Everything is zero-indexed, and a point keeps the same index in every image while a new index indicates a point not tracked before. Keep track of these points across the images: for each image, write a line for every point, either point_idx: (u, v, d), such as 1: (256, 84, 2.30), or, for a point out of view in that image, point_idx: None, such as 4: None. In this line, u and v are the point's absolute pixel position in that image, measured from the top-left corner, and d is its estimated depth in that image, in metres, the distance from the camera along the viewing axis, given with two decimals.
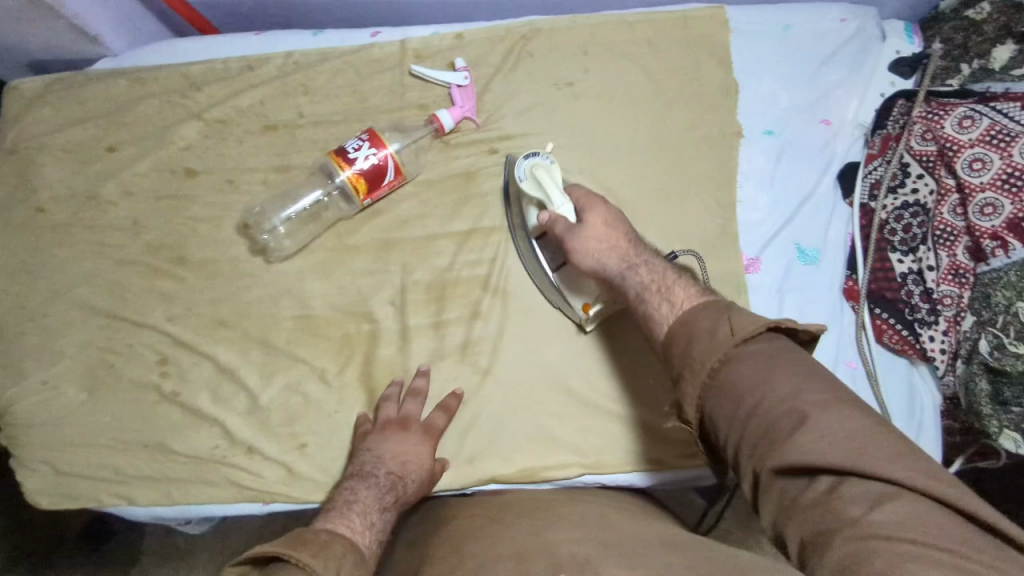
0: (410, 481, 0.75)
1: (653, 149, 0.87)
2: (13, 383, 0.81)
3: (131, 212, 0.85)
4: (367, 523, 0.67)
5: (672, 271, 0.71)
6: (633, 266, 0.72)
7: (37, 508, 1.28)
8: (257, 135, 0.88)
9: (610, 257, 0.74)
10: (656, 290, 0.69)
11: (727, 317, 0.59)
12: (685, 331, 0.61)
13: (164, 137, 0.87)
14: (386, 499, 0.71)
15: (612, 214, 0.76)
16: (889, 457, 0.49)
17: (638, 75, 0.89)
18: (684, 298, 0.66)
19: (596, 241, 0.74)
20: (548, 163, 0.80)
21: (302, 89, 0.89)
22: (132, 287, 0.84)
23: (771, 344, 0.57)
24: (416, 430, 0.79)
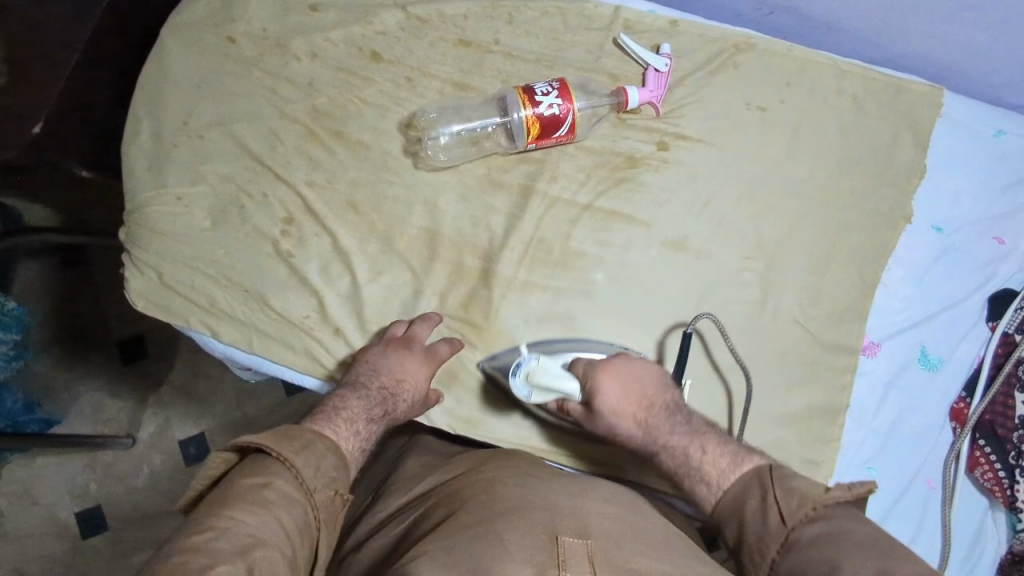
0: (403, 397, 0.76)
1: (815, 201, 0.85)
2: (152, 187, 0.85)
3: (310, 72, 0.87)
4: (353, 432, 0.71)
5: (705, 430, 0.70)
6: (656, 438, 0.71)
7: (92, 305, 1.33)
8: (449, 45, 0.88)
9: (631, 421, 0.73)
10: (689, 467, 0.68)
11: (775, 496, 0.60)
12: (736, 511, 0.63)
13: (366, 15, 0.88)
14: (374, 412, 0.73)
15: (626, 369, 0.75)
16: None
17: (831, 124, 0.86)
18: (724, 465, 0.66)
19: (610, 411, 0.73)
20: (534, 363, 0.77)
21: (507, 18, 0.89)
22: (286, 141, 0.86)
23: (827, 522, 0.57)
24: (417, 352, 0.79)
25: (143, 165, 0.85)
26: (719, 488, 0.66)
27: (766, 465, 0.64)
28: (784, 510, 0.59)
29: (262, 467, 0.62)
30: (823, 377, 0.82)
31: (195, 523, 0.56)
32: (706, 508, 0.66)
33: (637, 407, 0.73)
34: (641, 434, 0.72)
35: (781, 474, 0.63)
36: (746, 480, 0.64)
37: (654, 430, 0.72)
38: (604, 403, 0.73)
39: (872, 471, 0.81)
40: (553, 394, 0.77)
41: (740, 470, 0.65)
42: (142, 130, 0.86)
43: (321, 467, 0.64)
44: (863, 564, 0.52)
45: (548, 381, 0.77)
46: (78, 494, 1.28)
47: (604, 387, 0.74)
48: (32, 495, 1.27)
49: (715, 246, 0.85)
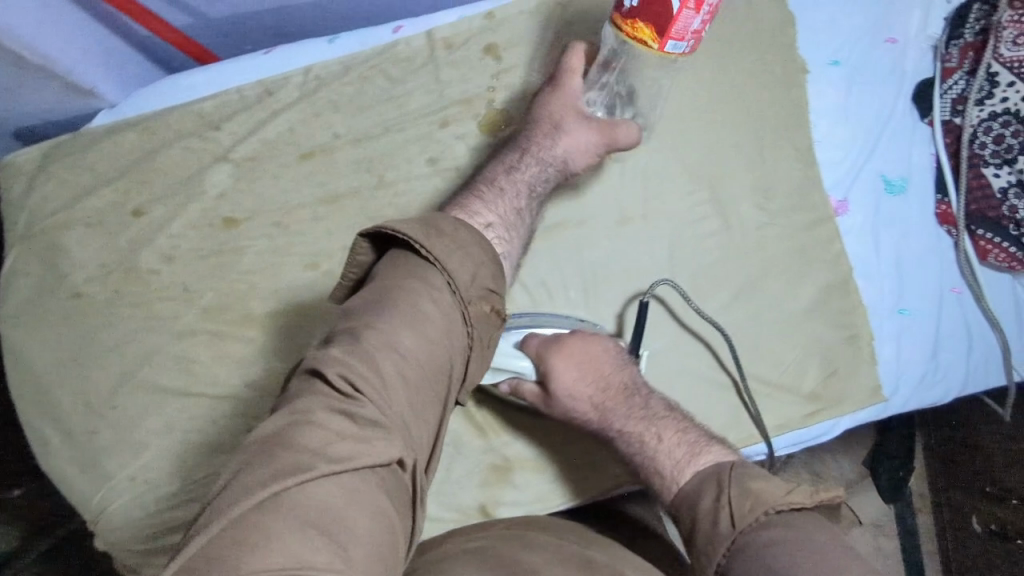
0: (571, 143, 0.75)
1: (716, 104, 0.82)
2: (99, 487, 0.74)
3: (177, 278, 0.78)
4: (514, 196, 0.73)
5: (660, 416, 0.70)
6: (612, 423, 0.70)
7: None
8: (294, 166, 0.79)
9: (587, 403, 0.71)
10: (645, 453, 0.68)
11: (729, 497, 0.60)
12: (690, 510, 0.63)
13: (195, 187, 0.78)
14: (514, 161, 0.75)
15: (582, 342, 0.72)
16: None
17: None
18: (677, 460, 0.67)
19: (567, 394, 0.70)
20: None
21: (331, 106, 0.80)
22: (200, 357, 0.77)
23: (774, 523, 0.56)
24: (569, 88, 0.76)
25: (75, 467, 0.75)
26: (676, 474, 0.66)
27: (725, 462, 0.64)
28: (734, 513, 0.58)
29: (409, 272, 0.59)
30: (818, 257, 0.81)
31: (345, 331, 0.55)
32: (665, 500, 0.67)
33: (593, 387, 0.70)
34: (596, 417, 0.71)
35: (740, 474, 0.62)
36: (705, 477, 0.64)
37: (609, 413, 0.70)
38: (560, 388, 0.70)
39: (905, 312, 0.81)
40: (505, 373, 0.72)
41: (695, 464, 0.66)
42: (49, 438, 0.75)
43: (477, 274, 0.61)
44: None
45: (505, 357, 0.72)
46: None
47: (559, 370, 0.70)
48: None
49: (658, 202, 0.81)
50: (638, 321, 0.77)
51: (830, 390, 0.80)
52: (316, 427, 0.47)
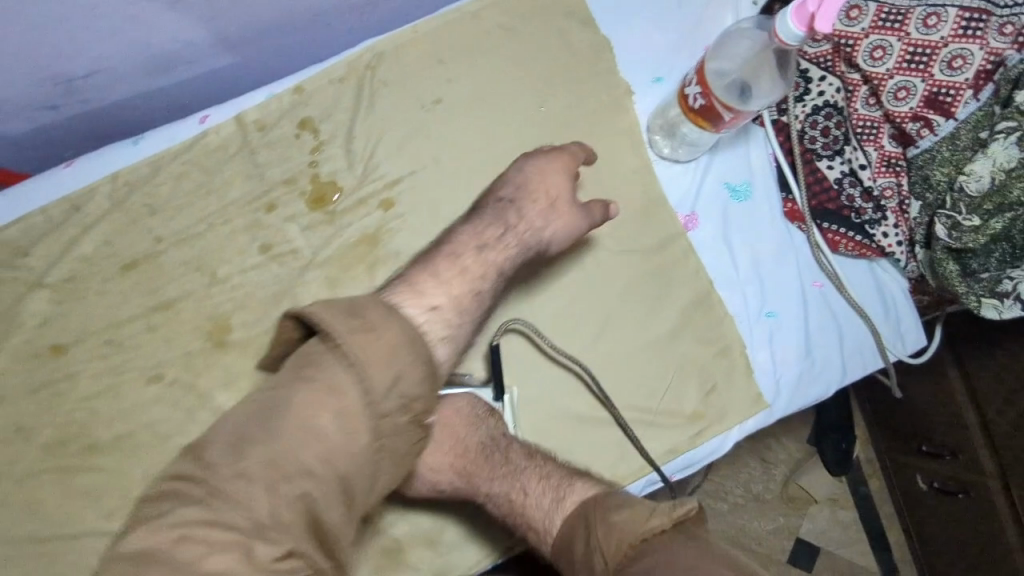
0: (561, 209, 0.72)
1: (546, 141, 0.80)
2: None
3: (10, 417, 0.73)
4: (458, 273, 0.64)
5: (529, 465, 0.68)
6: (480, 485, 0.68)
7: None
8: (118, 279, 0.75)
9: (451, 473, 0.68)
10: (515, 511, 0.66)
11: (597, 539, 0.58)
12: (567, 560, 0.62)
13: (14, 320, 0.74)
14: (498, 232, 0.68)
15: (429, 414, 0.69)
16: None
17: (503, 65, 0.81)
18: (548, 506, 0.65)
19: (427, 469, 0.68)
20: None
21: (147, 210, 0.76)
22: (49, 498, 0.72)
23: (645, 558, 0.54)
24: (540, 193, 0.71)
25: None
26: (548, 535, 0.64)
27: (593, 495, 0.62)
28: (606, 554, 0.57)
29: (326, 380, 0.53)
30: (674, 274, 0.79)
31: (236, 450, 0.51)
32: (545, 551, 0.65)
33: (451, 456, 0.68)
34: (465, 486, 0.68)
35: (603, 505, 0.60)
36: (573, 521, 0.62)
37: (473, 478, 0.68)
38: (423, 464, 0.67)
39: (772, 315, 0.80)
40: None
41: (560, 510, 0.64)
42: None
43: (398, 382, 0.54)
44: None
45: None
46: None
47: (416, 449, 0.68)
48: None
49: None
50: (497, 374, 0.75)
51: (711, 407, 0.78)
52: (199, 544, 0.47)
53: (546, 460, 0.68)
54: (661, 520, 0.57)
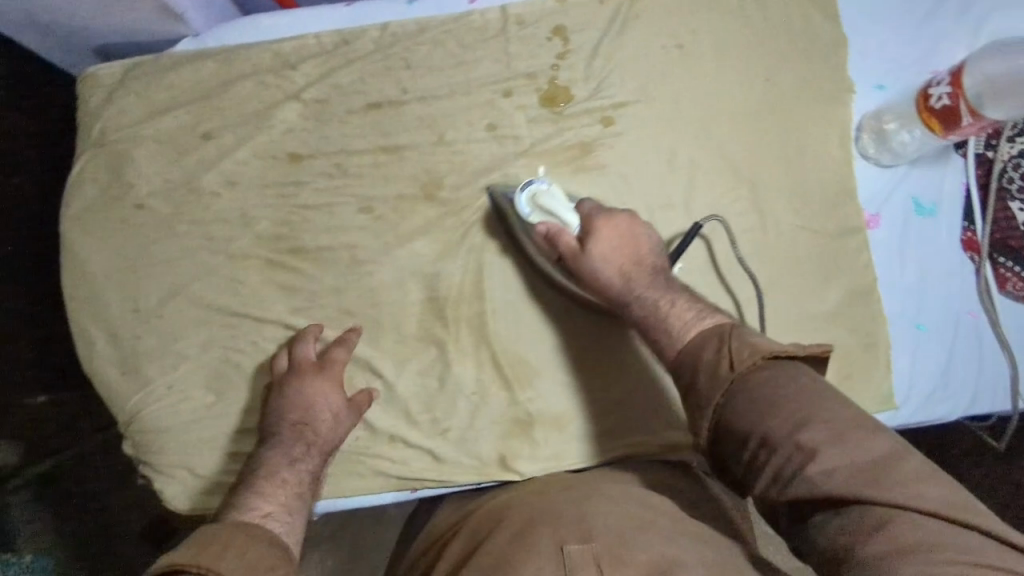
0: (320, 414, 0.76)
1: (763, 111, 0.86)
2: (137, 390, 0.80)
3: (237, 203, 0.81)
4: (280, 483, 0.70)
5: (677, 293, 0.72)
6: (636, 290, 0.73)
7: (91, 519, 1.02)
8: (361, 114, 0.83)
9: (615, 269, 0.75)
10: (657, 315, 0.70)
11: (730, 349, 0.60)
12: (691, 361, 0.63)
13: (264, 121, 0.81)
14: (296, 452, 0.73)
15: (621, 223, 0.76)
16: (912, 480, 0.50)
17: (744, 32, 0.87)
18: (686, 321, 0.67)
19: (600, 257, 0.75)
20: (547, 188, 0.78)
21: (403, 63, 0.84)
22: (251, 283, 0.81)
23: (769, 371, 0.58)
24: (310, 368, 0.77)
25: (115, 369, 0.80)
26: (677, 349, 0.66)
27: (727, 323, 0.64)
28: (734, 359, 0.59)
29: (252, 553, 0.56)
30: (844, 263, 0.84)
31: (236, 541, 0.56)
32: (665, 358, 0.67)
33: (625, 257, 0.75)
34: (620, 285, 0.74)
35: (742, 331, 0.62)
36: (705, 336, 0.64)
37: (632, 282, 0.74)
38: (595, 248, 0.75)
39: (922, 328, 0.85)
40: (552, 219, 0.78)
41: (700, 323, 0.67)
42: (96, 337, 0.80)
43: (264, 552, 0.57)
44: (811, 426, 0.53)
45: (556, 204, 0.78)
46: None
47: (600, 233, 0.75)
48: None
49: (700, 195, 0.85)
50: (683, 239, 0.81)
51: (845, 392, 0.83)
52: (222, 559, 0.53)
53: (691, 295, 0.72)
54: (790, 351, 0.60)
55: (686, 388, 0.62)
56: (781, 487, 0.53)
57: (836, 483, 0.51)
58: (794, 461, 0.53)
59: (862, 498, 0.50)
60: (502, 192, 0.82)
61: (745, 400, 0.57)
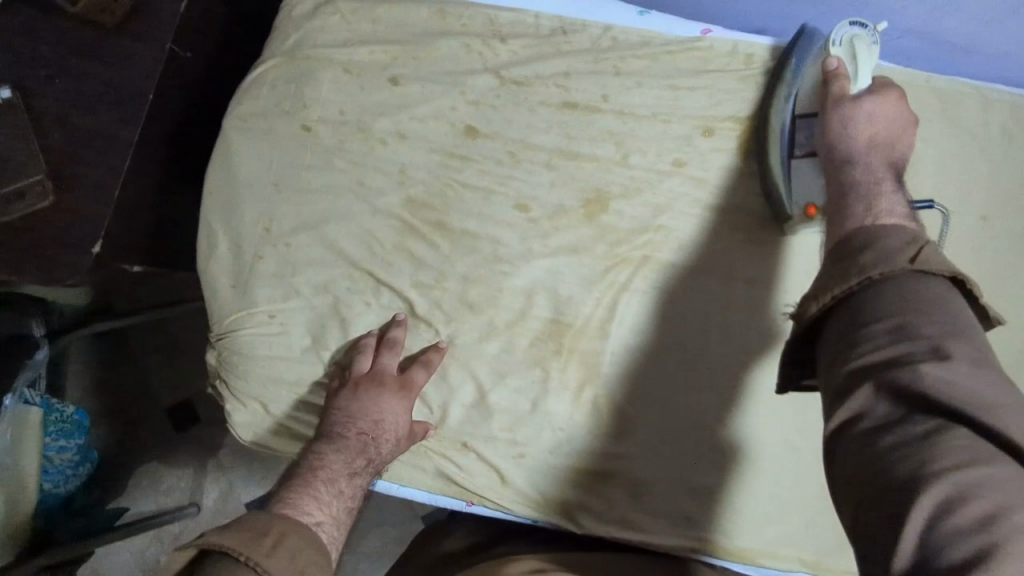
0: (387, 434, 0.73)
1: (967, 250, 0.78)
2: (239, 308, 0.76)
3: (401, 157, 0.78)
4: (335, 493, 0.69)
5: (902, 187, 0.65)
6: (870, 163, 0.67)
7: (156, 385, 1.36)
8: (552, 108, 0.79)
9: (864, 138, 0.68)
10: (870, 185, 0.64)
11: (926, 242, 0.54)
12: (867, 240, 0.56)
13: (456, 84, 0.79)
14: (356, 464, 0.71)
15: (897, 108, 0.71)
16: (1021, 424, 0.43)
17: (977, 160, 0.79)
18: (897, 211, 0.61)
19: (866, 117, 0.69)
20: (869, 38, 0.72)
21: (613, 70, 0.79)
22: (385, 241, 0.78)
23: (937, 290, 0.51)
24: (392, 384, 0.74)
25: (226, 282, 0.77)
26: (865, 221, 0.60)
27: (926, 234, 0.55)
28: (921, 255, 0.52)
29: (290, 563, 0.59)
30: None
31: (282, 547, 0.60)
32: (848, 216, 0.62)
33: (878, 144, 0.68)
34: (862, 144, 0.68)
35: None
36: (899, 228, 0.56)
37: (871, 159, 0.67)
38: (871, 104, 0.70)
39: None
40: (853, 63, 0.72)
41: (906, 220, 0.60)
42: (219, 242, 0.77)
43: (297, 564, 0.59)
44: (956, 339, 0.47)
45: (864, 57, 0.72)
46: (150, 568, 1.32)
47: (885, 100, 0.70)
48: (96, 568, 1.32)
49: None
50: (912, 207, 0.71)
51: None
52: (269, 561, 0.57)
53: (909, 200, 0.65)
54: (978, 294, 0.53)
55: (853, 249, 0.55)
56: (881, 371, 0.47)
57: (952, 394, 0.44)
58: (918, 355, 0.47)
59: (962, 422, 0.44)
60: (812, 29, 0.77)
61: (895, 291, 0.51)
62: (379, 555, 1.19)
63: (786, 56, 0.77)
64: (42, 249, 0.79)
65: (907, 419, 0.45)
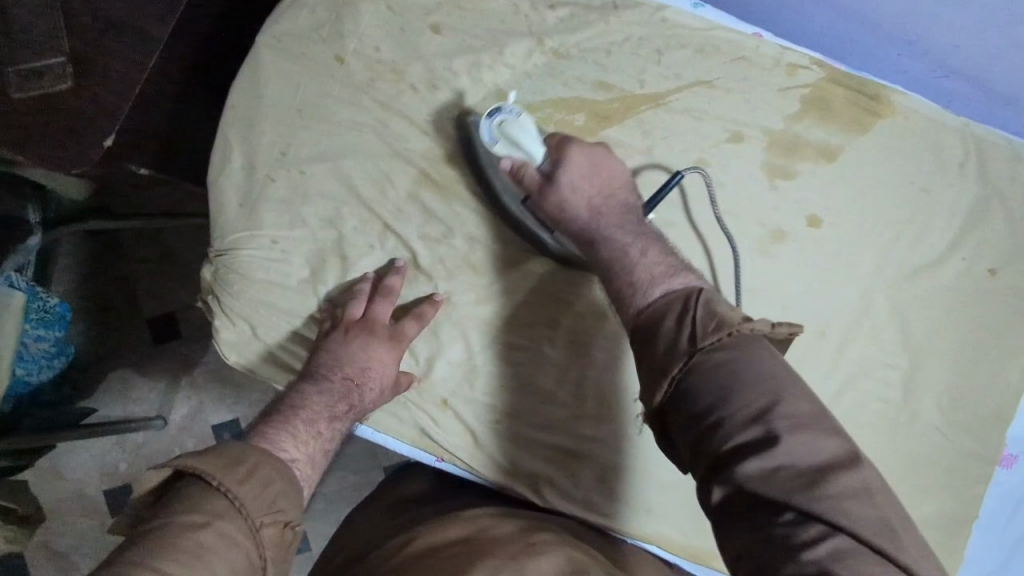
0: (370, 383, 0.73)
1: (964, 299, 0.79)
2: (244, 227, 0.76)
3: (429, 106, 0.77)
4: (313, 434, 0.69)
5: (647, 240, 0.69)
6: (604, 227, 0.71)
7: (143, 300, 1.35)
8: (587, 84, 0.77)
9: (585, 200, 0.71)
10: (625, 263, 0.68)
11: (693, 315, 0.58)
12: (649, 330, 0.60)
13: (496, 43, 0.77)
14: (337, 408, 0.71)
15: (589, 152, 0.72)
16: (848, 492, 0.49)
17: (997, 212, 0.79)
18: (654, 274, 0.65)
19: (569, 186, 0.71)
20: (515, 116, 0.72)
21: (655, 56, 0.78)
22: (399, 186, 0.77)
23: (727, 354, 0.55)
24: (383, 334, 0.74)
25: (234, 200, 0.76)
26: (643, 299, 0.64)
27: (695, 286, 0.61)
28: (698, 330, 0.57)
29: (252, 493, 0.59)
30: (957, 485, 0.78)
31: (249, 471, 0.60)
32: (629, 312, 0.65)
33: (595, 187, 0.72)
34: (585, 219, 0.71)
35: (710, 295, 0.60)
36: (673, 297, 0.61)
37: (601, 216, 0.71)
38: (566, 175, 0.71)
39: None
40: (518, 151, 0.72)
41: (664, 287, 0.63)
42: (233, 157, 0.76)
43: (266, 498, 0.60)
44: (773, 406, 0.52)
45: (522, 134, 0.71)
46: (107, 473, 1.34)
47: (572, 160, 0.71)
48: (55, 463, 1.33)
49: (861, 342, 0.78)
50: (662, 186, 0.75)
51: None
52: (227, 495, 0.57)
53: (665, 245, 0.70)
54: (761, 327, 0.58)
55: (646, 350, 0.59)
56: (713, 475, 0.52)
57: (769, 481, 0.50)
58: (741, 444, 0.52)
59: (785, 505, 0.49)
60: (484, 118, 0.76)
61: (710, 376, 0.54)
62: (335, 496, 1.20)
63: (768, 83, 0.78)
64: (53, 132, 0.77)
65: (746, 510, 0.50)
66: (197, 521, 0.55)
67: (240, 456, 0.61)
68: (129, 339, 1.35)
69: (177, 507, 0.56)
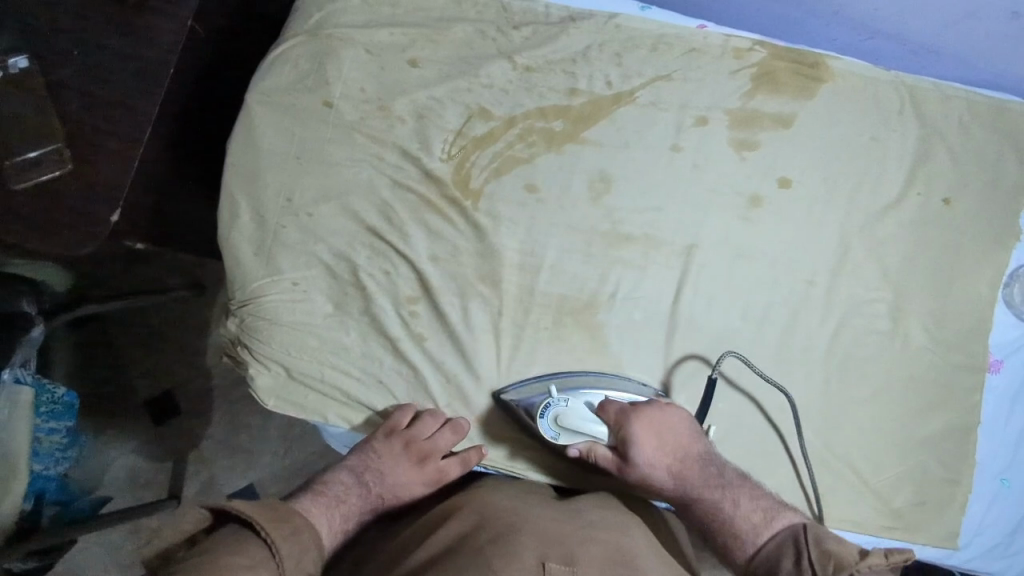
0: (397, 503, 0.78)
1: (927, 230, 0.87)
2: (264, 275, 0.79)
3: (417, 134, 0.82)
4: (342, 528, 0.73)
5: (744, 486, 0.73)
6: (692, 491, 0.74)
7: (140, 381, 1.34)
8: (560, 93, 0.84)
9: (664, 470, 0.75)
10: (721, 521, 0.71)
11: (810, 560, 0.63)
12: (768, 572, 0.66)
13: (471, 68, 0.84)
14: (366, 514, 0.76)
15: (655, 421, 0.75)
16: None
17: (939, 148, 0.88)
18: (755, 523, 0.70)
19: (647, 462, 0.74)
20: (564, 406, 0.77)
21: (616, 58, 0.85)
22: (402, 213, 0.81)
23: None
24: (414, 455, 0.76)
25: (249, 250, 0.79)
26: (756, 542, 0.69)
27: (801, 524, 0.68)
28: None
29: (289, 547, 0.61)
30: (956, 399, 0.85)
31: (286, 527, 0.63)
32: (738, 562, 0.70)
33: (670, 458, 0.75)
34: (672, 487, 0.75)
35: (816, 532, 0.67)
36: (784, 539, 0.67)
37: (686, 481, 0.74)
38: (643, 454, 0.74)
39: (1005, 483, 0.86)
40: (582, 436, 0.77)
41: (772, 527, 0.69)
42: (241, 212, 0.79)
43: (302, 557, 0.62)
44: None
45: (579, 420, 0.77)
46: (126, 565, 1.30)
47: (640, 438, 0.74)
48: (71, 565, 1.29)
49: (846, 284, 0.85)
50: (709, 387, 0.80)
51: (915, 515, 0.83)
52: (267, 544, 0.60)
53: (752, 480, 0.75)
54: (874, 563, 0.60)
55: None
56: None
57: None
58: None
59: None
60: (511, 391, 0.79)
61: None
62: None
63: (720, 65, 0.86)
64: (60, 214, 0.79)
65: None
66: (240, 560, 0.57)
67: (274, 512, 0.64)
68: (132, 423, 1.33)
69: (224, 543, 0.59)
